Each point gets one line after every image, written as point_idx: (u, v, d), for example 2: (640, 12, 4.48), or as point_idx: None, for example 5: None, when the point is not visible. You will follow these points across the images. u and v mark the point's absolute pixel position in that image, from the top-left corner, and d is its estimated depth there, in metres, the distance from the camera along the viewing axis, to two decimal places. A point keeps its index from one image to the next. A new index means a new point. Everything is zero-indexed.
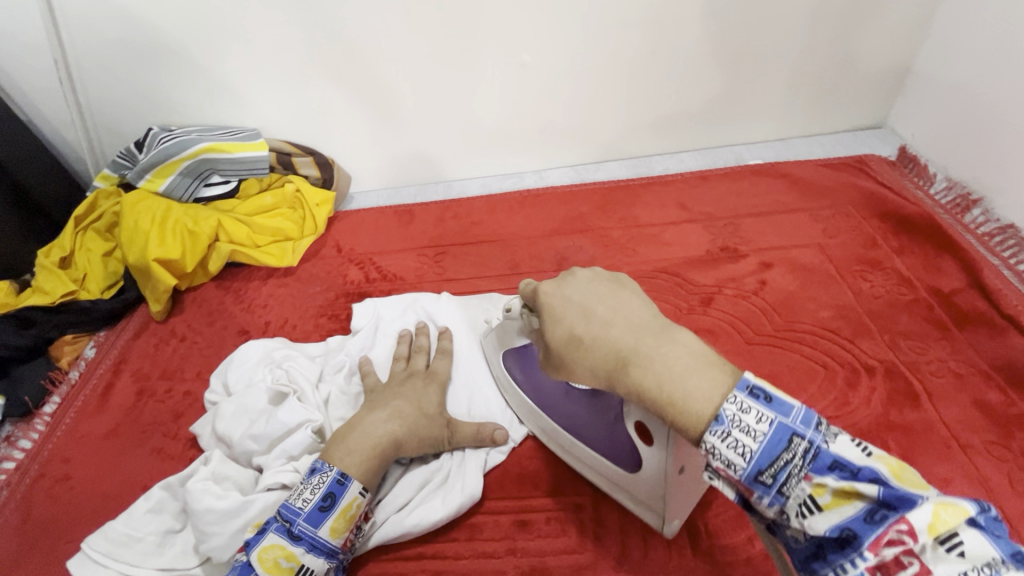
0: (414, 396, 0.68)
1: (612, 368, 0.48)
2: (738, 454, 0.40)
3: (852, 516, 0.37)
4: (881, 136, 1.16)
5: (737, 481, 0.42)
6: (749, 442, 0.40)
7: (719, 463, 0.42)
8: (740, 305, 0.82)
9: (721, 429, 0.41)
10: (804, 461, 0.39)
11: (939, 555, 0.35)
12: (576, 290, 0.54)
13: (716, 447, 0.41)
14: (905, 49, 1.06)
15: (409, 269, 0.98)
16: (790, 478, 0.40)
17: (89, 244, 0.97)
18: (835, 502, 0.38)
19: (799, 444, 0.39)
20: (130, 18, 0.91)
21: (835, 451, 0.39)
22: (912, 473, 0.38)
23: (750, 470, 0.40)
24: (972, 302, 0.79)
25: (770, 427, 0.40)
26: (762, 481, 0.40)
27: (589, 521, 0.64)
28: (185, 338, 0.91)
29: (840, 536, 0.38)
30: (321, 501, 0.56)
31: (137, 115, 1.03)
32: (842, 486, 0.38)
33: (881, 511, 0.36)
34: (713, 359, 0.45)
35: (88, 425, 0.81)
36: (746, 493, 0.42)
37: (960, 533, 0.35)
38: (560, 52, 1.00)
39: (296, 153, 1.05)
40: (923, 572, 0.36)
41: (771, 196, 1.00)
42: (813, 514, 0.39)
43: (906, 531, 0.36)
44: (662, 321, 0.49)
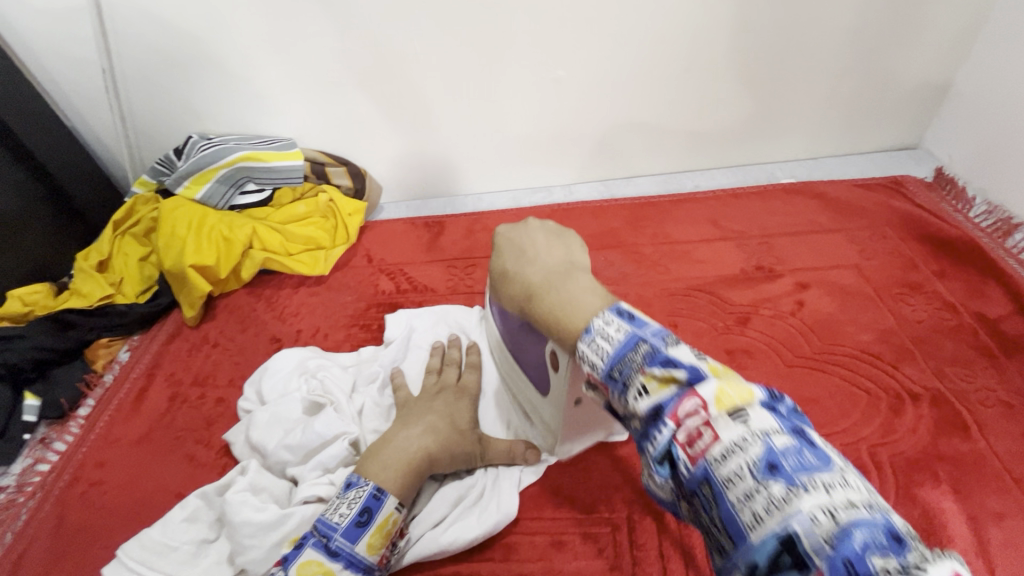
0: (444, 409, 0.68)
1: (522, 297, 0.52)
2: (598, 356, 0.40)
3: (665, 396, 0.35)
4: (917, 156, 1.14)
5: (599, 383, 0.40)
6: (603, 346, 0.39)
7: (586, 367, 0.40)
8: (777, 326, 0.81)
9: (588, 337, 0.41)
10: (642, 359, 0.37)
11: (725, 423, 0.32)
12: (523, 233, 0.58)
13: (583, 349, 0.41)
14: (944, 71, 1.05)
15: (439, 281, 0.98)
16: (630, 370, 0.37)
17: (127, 248, 0.98)
18: (659, 387, 0.35)
19: (642, 345, 0.37)
20: (176, 29, 0.93)
21: (670, 349, 0.36)
22: (734, 374, 0.35)
23: (606, 367, 0.39)
24: (1019, 329, 0.77)
25: (624, 334, 0.39)
26: (613, 377, 0.38)
27: (627, 544, 0.63)
28: (217, 344, 0.92)
29: (654, 414, 0.35)
30: (359, 516, 0.55)
31: (177, 123, 1.05)
32: (661, 374, 0.35)
33: (722, 413, 0.33)
34: (597, 290, 0.47)
35: (121, 430, 0.82)
36: (606, 396, 0.40)
37: (748, 408, 0.33)
38: (595, 68, 1.00)
39: (330, 163, 1.07)
40: (714, 440, 0.32)
41: (806, 215, 0.99)
42: (642, 397, 0.36)
43: (699, 404, 0.33)
44: (574, 267, 0.52)
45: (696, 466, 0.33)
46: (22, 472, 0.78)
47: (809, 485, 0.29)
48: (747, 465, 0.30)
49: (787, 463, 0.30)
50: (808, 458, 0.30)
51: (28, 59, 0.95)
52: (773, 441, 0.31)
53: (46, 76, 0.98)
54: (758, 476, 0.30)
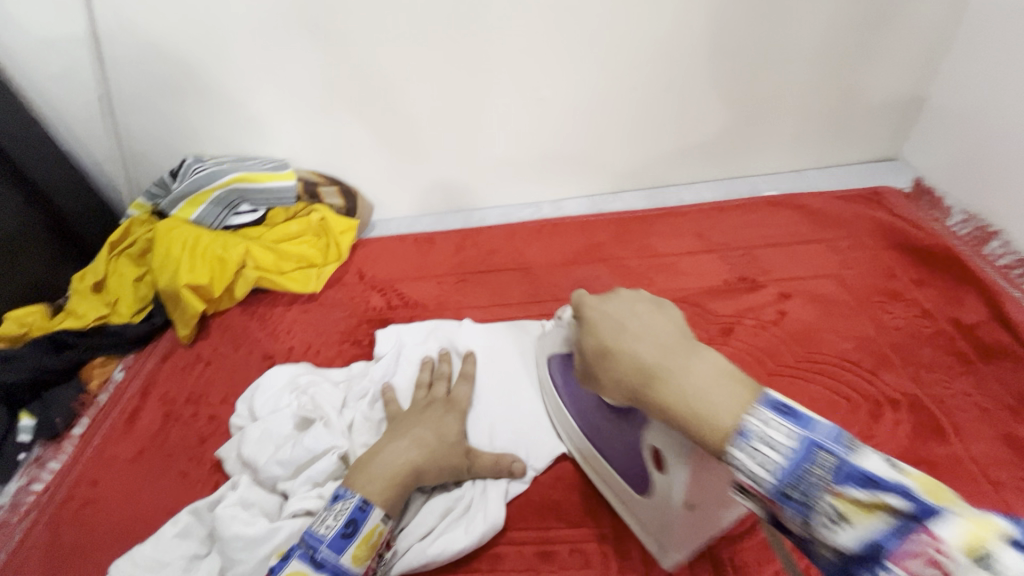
0: (432, 422, 0.69)
1: (634, 377, 0.51)
2: (763, 468, 0.39)
3: (878, 530, 0.34)
4: (896, 168, 1.17)
5: (761, 495, 0.40)
6: (770, 455, 0.39)
7: (746, 479, 0.41)
8: (759, 335, 0.83)
9: (744, 442, 0.40)
10: (830, 476, 0.37)
11: (973, 573, 0.31)
12: (617, 308, 0.58)
13: (738, 457, 0.41)
14: (918, 84, 1.08)
15: (430, 296, 1.00)
16: (815, 490, 0.37)
17: (122, 268, 1.00)
18: (862, 515, 0.35)
19: (826, 459, 0.37)
20: (171, 56, 0.96)
21: (861, 462, 0.36)
22: (950, 494, 0.34)
23: (777, 484, 0.39)
24: (995, 335, 0.79)
25: (795, 441, 0.39)
26: (788, 496, 0.38)
27: (613, 553, 0.64)
28: (211, 362, 0.93)
29: (866, 552, 0.35)
30: (344, 528, 0.56)
31: (173, 146, 1.08)
32: (866, 497, 0.35)
33: (969, 559, 0.31)
34: (733, 374, 0.45)
35: (115, 448, 0.83)
36: (774, 511, 0.41)
37: (996, 547, 0.31)
38: (578, 89, 1.03)
39: (322, 183, 1.09)
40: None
41: (788, 226, 1.01)
42: (841, 527, 0.36)
43: (935, 545, 0.32)
44: (686, 339, 0.51)
45: None
46: (16, 492, 0.79)
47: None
48: None
49: None
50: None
51: (28, 87, 0.98)
52: None
53: (45, 103, 1.00)
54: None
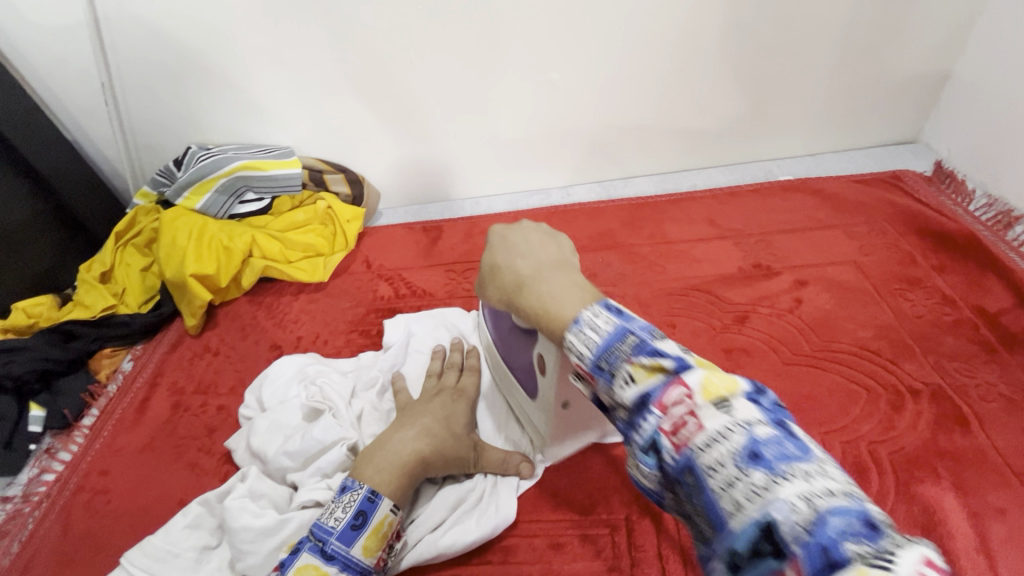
0: (441, 411, 0.68)
1: (511, 288, 0.52)
2: (586, 347, 0.40)
3: (653, 386, 0.35)
4: (915, 151, 1.14)
5: (586, 374, 0.41)
6: (592, 336, 0.40)
7: (574, 359, 0.41)
8: (775, 323, 0.81)
9: (576, 328, 0.41)
10: (630, 350, 0.38)
11: (711, 412, 0.33)
12: (515, 235, 0.56)
13: (572, 340, 0.41)
14: (941, 63, 1.04)
15: (437, 285, 0.99)
16: (617, 359, 0.38)
17: (129, 259, 0.99)
18: (646, 375, 0.36)
19: (629, 337, 0.38)
20: (172, 41, 0.95)
21: (657, 341, 0.37)
22: (718, 363, 0.36)
23: (593, 358, 0.39)
24: (1020, 323, 0.76)
25: (613, 325, 0.40)
26: (600, 368, 0.39)
27: (625, 545, 0.63)
28: (218, 353, 0.93)
29: (640, 402, 0.36)
30: (354, 519, 0.55)
31: (176, 134, 1.07)
32: (651, 362, 0.36)
33: (709, 403, 0.33)
34: (587, 288, 0.47)
35: (125, 439, 0.83)
36: (592, 387, 0.41)
37: (735, 398, 0.33)
38: (588, 70, 1.00)
39: (328, 170, 1.08)
40: (698, 429, 0.33)
41: (804, 212, 0.98)
42: (628, 386, 0.37)
43: (686, 393, 0.34)
44: (564, 261, 0.52)
45: (680, 453, 0.33)
46: (28, 482, 0.79)
47: (790, 473, 0.29)
48: (731, 452, 0.31)
49: (767, 453, 0.30)
50: (789, 448, 0.30)
51: (30, 75, 0.97)
52: (755, 432, 0.31)
53: (47, 91, 0.99)
54: (740, 464, 0.30)
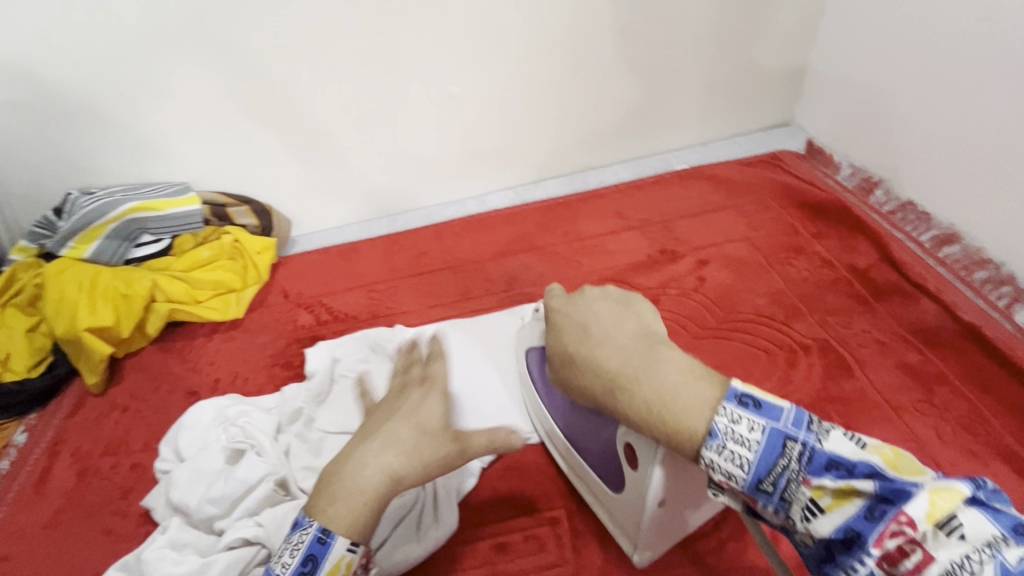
0: (415, 417, 0.55)
1: (600, 386, 0.51)
2: (736, 466, 0.41)
3: (852, 516, 0.37)
4: (791, 132, 1.25)
5: (736, 491, 0.42)
6: (744, 453, 0.41)
7: (720, 477, 0.42)
8: (683, 302, 0.87)
9: (716, 444, 0.42)
10: (800, 465, 0.40)
11: (941, 541, 0.35)
12: (581, 308, 0.58)
13: (712, 460, 0.42)
14: (799, 53, 1.16)
15: (360, 307, 0.97)
16: (789, 481, 0.40)
17: (9, 321, 0.89)
18: (840, 502, 0.38)
19: (793, 448, 0.40)
20: (38, 84, 0.88)
21: (829, 448, 0.39)
22: (909, 460, 0.39)
23: (751, 479, 0.41)
24: (886, 275, 0.86)
25: (763, 434, 0.41)
26: (764, 489, 0.41)
27: (566, 534, 0.65)
28: (127, 408, 0.87)
29: (844, 537, 0.38)
30: (301, 566, 0.47)
31: (55, 181, 0.99)
32: (840, 485, 0.38)
33: (937, 529, 0.35)
34: (700, 372, 0.46)
35: (25, 516, 0.75)
36: (750, 503, 0.43)
37: (958, 515, 0.36)
38: (486, 81, 1.03)
39: (231, 204, 1.03)
40: (929, 559, 0.35)
41: (700, 197, 1.06)
42: (817, 516, 0.39)
43: (906, 522, 0.36)
44: (654, 341, 0.50)
45: None
46: None
47: None
48: None
49: None
50: None
51: None
52: (1005, 558, 0.34)
53: None
54: None
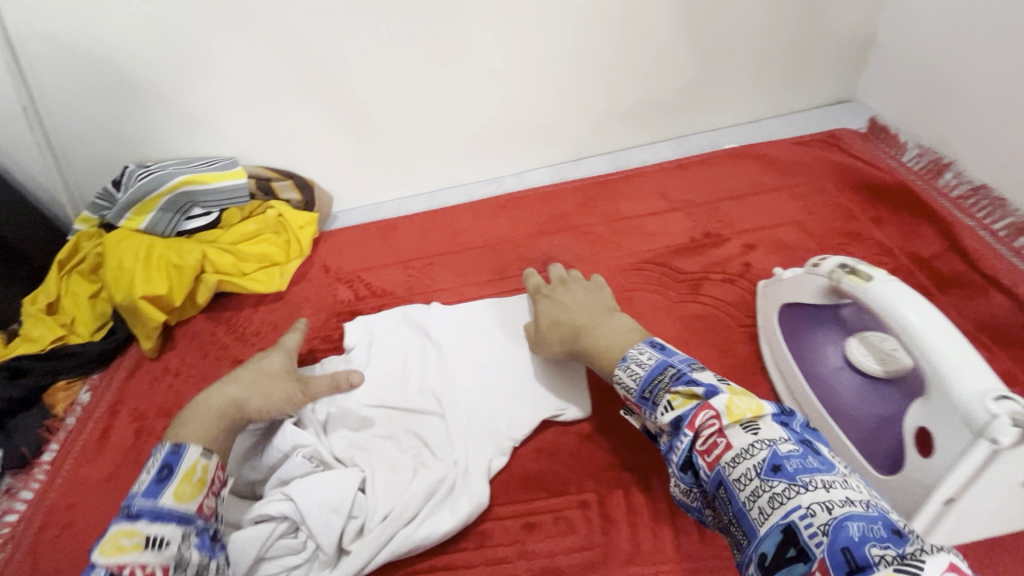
0: (259, 369, 0.72)
1: (569, 335, 0.70)
2: (632, 379, 0.57)
3: (689, 410, 0.50)
4: (851, 109, 1.17)
5: (634, 403, 0.57)
6: (637, 371, 0.57)
7: (624, 391, 0.58)
8: (727, 288, 0.84)
9: (625, 364, 0.58)
10: (672, 380, 0.53)
11: (738, 433, 0.46)
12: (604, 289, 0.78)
13: (621, 375, 0.58)
14: (869, 23, 1.07)
15: (397, 283, 0.99)
16: (659, 390, 0.53)
17: (75, 287, 0.95)
18: (686, 402, 0.50)
19: (670, 369, 0.54)
20: (95, 59, 0.91)
21: (694, 372, 0.52)
22: (749, 393, 0.49)
23: (640, 390, 0.55)
24: (952, 266, 0.81)
25: (656, 362, 0.56)
26: (645, 398, 0.55)
27: (597, 518, 0.64)
28: (179, 373, 0.91)
29: (678, 423, 0.50)
30: (158, 474, 0.57)
31: (111, 154, 1.03)
32: (689, 389, 0.51)
33: (735, 424, 0.46)
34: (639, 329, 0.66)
35: (89, 470, 0.81)
36: (642, 415, 0.56)
37: (760, 419, 0.46)
38: (528, 54, 1.00)
39: (275, 178, 1.06)
40: (727, 447, 0.46)
41: (749, 178, 1.01)
42: (670, 411, 0.51)
43: (715, 416, 0.47)
44: (609, 310, 0.71)
45: (713, 471, 0.46)
46: None
47: (808, 484, 0.41)
48: (756, 464, 0.43)
49: (789, 466, 0.42)
50: (809, 463, 0.42)
51: None
52: (778, 448, 0.44)
53: None
54: (764, 476, 0.42)
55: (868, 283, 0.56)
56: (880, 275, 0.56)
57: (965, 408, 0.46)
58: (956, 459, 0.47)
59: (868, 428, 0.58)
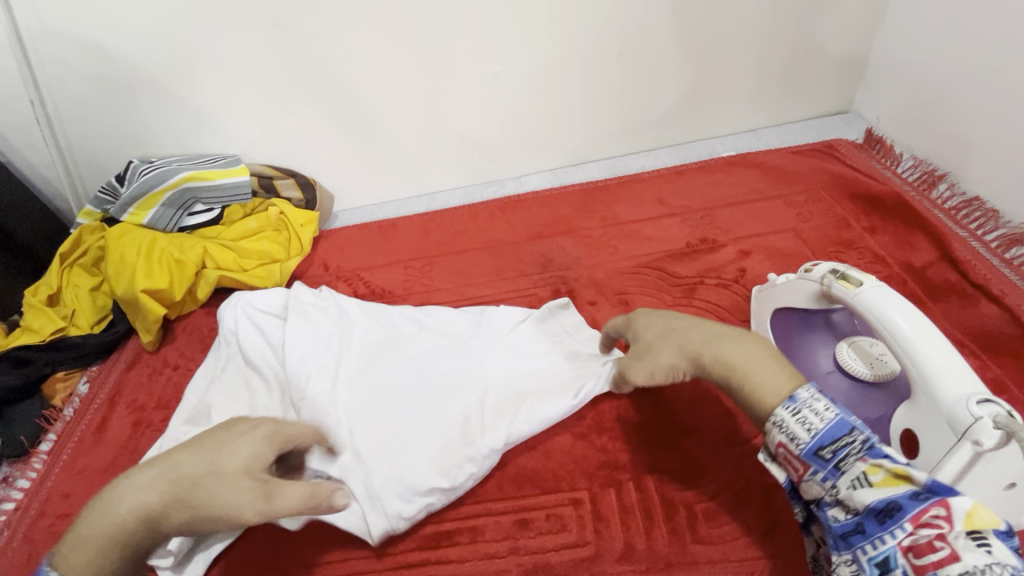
0: (215, 458, 0.54)
1: (699, 347, 0.55)
2: (805, 430, 0.47)
3: (899, 494, 0.43)
4: (848, 120, 1.19)
5: (797, 459, 0.48)
6: (815, 421, 0.47)
7: (784, 437, 0.48)
8: (722, 293, 0.85)
9: (794, 406, 0.49)
10: (862, 447, 0.46)
11: (967, 545, 0.40)
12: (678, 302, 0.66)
13: (787, 420, 0.48)
14: (865, 36, 1.09)
15: (396, 282, 1.00)
16: (847, 458, 0.46)
17: (76, 279, 0.96)
18: (887, 482, 0.44)
19: (860, 436, 0.46)
20: (103, 55, 0.93)
21: (887, 448, 0.46)
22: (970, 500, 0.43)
23: (812, 446, 0.47)
24: (944, 275, 0.82)
25: (836, 417, 0.47)
26: (822, 457, 0.47)
27: (589, 516, 0.65)
28: (178, 366, 0.92)
29: (882, 506, 0.43)
30: None
31: (117, 150, 1.05)
32: (896, 468, 0.44)
33: (967, 532, 0.40)
34: (783, 360, 0.53)
35: (85, 460, 0.81)
36: (801, 473, 0.49)
37: (989, 533, 0.40)
38: (529, 60, 1.02)
39: (277, 176, 1.07)
40: (952, 557, 0.39)
41: (746, 185, 1.02)
42: (863, 487, 0.45)
43: (940, 513, 0.41)
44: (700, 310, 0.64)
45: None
46: None
47: None
48: None
49: None
50: None
51: None
52: None
53: None
54: None
55: (858, 289, 0.57)
56: (870, 280, 0.57)
57: (950, 410, 0.47)
58: (939, 461, 0.48)
59: None
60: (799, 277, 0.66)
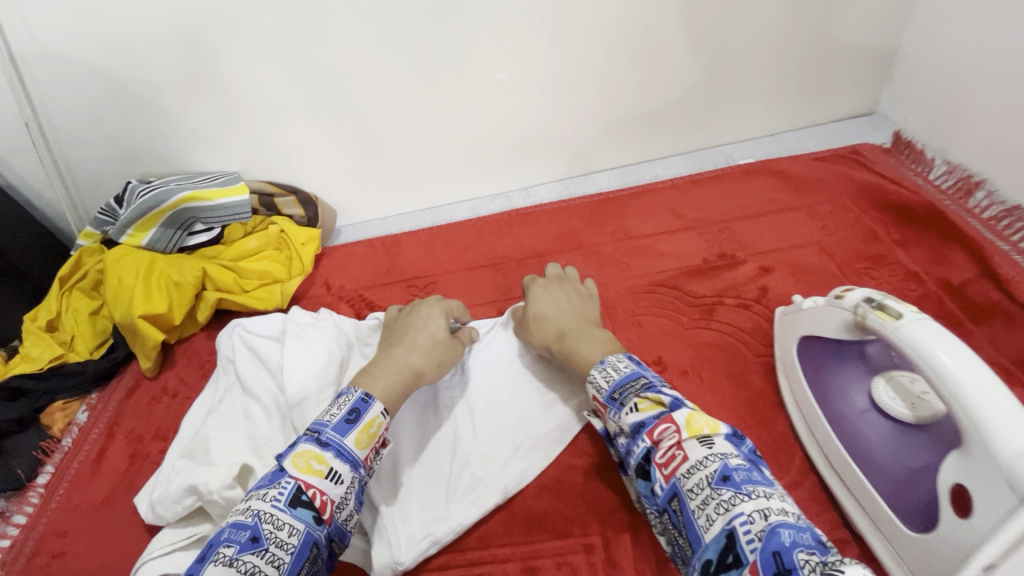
0: (410, 342, 0.71)
1: (554, 334, 0.70)
2: (605, 381, 0.59)
3: (650, 415, 0.52)
4: (874, 123, 1.12)
5: (600, 404, 0.59)
6: (612, 374, 0.59)
7: (595, 391, 0.60)
8: (743, 314, 0.80)
9: (602, 366, 0.60)
10: (640, 387, 0.55)
11: (695, 446, 0.48)
12: (573, 286, 0.79)
13: (595, 375, 0.60)
14: (891, 34, 1.02)
15: (399, 302, 0.96)
16: (629, 394, 0.56)
17: (75, 304, 0.94)
18: (649, 407, 0.53)
19: (642, 379, 0.56)
20: (94, 74, 0.90)
21: (662, 387, 0.55)
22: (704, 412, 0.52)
23: (610, 391, 0.57)
24: (986, 294, 0.76)
25: (629, 369, 0.58)
26: (614, 399, 0.57)
27: (602, 564, 0.61)
28: (177, 394, 0.89)
29: (638, 427, 0.53)
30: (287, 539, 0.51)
31: (115, 169, 1.03)
32: (653, 398, 0.53)
33: (694, 439, 0.49)
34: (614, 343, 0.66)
35: (81, 495, 0.79)
36: (604, 416, 0.59)
37: (714, 436, 0.49)
38: (535, 69, 0.98)
39: (278, 194, 1.04)
40: (684, 459, 0.48)
41: (765, 195, 0.97)
42: (631, 413, 0.54)
43: (674, 427, 0.50)
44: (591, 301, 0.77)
45: (669, 481, 0.49)
46: None
47: (752, 493, 0.44)
48: (709, 475, 0.46)
49: (736, 477, 0.45)
50: (754, 476, 0.45)
51: None
52: (728, 462, 0.46)
53: None
54: (715, 485, 0.45)
55: (897, 321, 0.52)
56: (910, 312, 0.52)
57: (1008, 467, 0.42)
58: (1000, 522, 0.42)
59: (898, 478, 0.54)
60: (829, 303, 0.61)
